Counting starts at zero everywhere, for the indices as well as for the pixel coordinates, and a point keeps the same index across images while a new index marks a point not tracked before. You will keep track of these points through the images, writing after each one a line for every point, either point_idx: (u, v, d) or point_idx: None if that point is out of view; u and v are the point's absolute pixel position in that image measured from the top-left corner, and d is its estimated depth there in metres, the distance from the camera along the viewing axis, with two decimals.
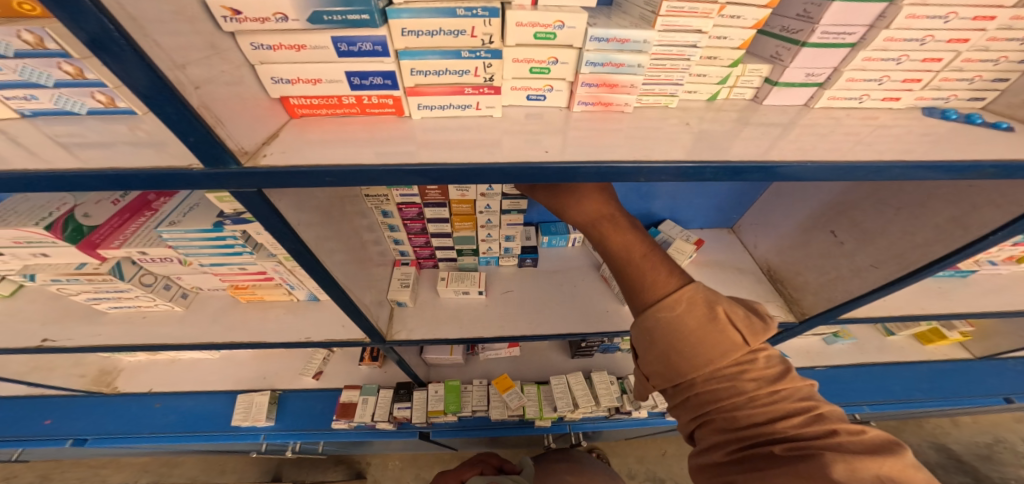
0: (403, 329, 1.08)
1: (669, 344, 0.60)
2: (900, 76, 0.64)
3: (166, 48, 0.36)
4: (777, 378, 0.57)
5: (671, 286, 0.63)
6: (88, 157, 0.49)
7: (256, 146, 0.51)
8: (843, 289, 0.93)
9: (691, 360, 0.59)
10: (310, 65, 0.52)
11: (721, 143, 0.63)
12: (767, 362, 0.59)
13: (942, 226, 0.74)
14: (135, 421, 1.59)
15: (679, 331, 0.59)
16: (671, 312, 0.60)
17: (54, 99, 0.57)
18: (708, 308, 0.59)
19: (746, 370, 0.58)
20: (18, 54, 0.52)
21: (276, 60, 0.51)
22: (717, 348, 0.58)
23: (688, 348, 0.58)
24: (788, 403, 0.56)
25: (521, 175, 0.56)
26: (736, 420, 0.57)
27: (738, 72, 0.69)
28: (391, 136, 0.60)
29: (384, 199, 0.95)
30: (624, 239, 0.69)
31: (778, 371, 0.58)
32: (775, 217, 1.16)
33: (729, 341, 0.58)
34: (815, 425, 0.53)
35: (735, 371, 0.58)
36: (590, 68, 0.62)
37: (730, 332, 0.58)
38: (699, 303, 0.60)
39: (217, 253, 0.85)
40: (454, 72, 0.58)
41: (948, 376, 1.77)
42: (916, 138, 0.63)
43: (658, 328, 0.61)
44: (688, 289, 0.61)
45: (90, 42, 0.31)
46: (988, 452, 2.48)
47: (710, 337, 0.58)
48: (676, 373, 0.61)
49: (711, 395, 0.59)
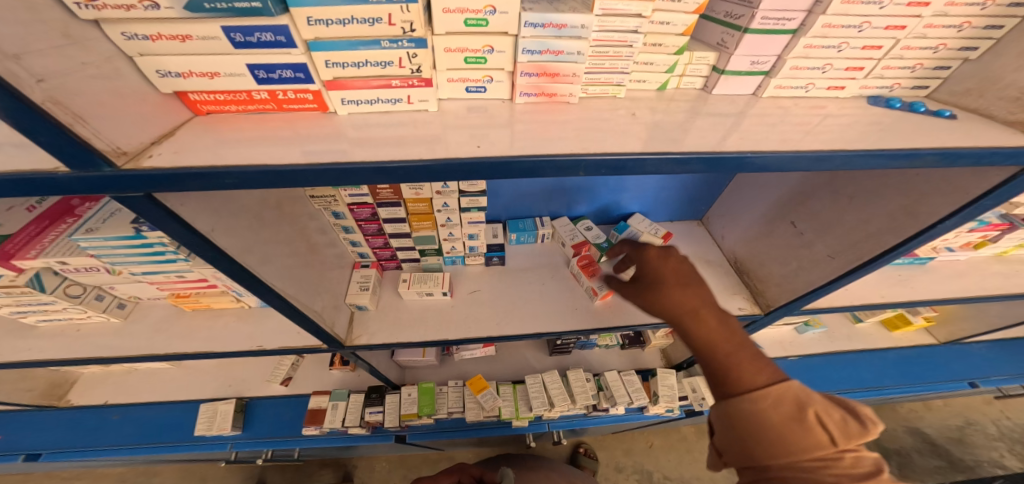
0: (363, 333, 1.04)
1: (746, 438, 0.51)
2: (843, 64, 0.63)
3: None
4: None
5: (753, 377, 0.53)
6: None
7: (140, 146, 0.47)
8: (804, 280, 0.91)
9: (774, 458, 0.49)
10: (203, 58, 0.49)
11: (675, 134, 0.60)
12: (861, 466, 0.46)
13: (893, 215, 0.74)
14: (92, 434, 1.52)
15: (761, 426, 0.50)
16: (753, 404, 0.50)
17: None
18: (793, 404, 0.49)
19: (833, 471, 0.46)
20: None
21: (160, 52, 0.47)
22: (807, 451, 0.47)
23: (766, 444, 0.49)
24: None
25: (448, 172, 0.53)
26: None
27: (686, 60, 0.66)
28: (312, 132, 0.56)
29: (332, 200, 0.89)
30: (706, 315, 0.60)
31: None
32: (740, 209, 1.15)
33: (816, 439, 0.47)
34: None
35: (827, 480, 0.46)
36: (527, 57, 0.59)
37: (821, 434, 0.47)
38: (786, 400, 0.49)
39: (148, 261, 0.80)
40: (377, 63, 0.54)
41: (917, 362, 1.80)
42: (863, 126, 0.61)
43: (732, 417, 0.52)
44: (772, 383, 0.51)
45: None
46: (960, 435, 2.55)
47: (799, 441, 0.47)
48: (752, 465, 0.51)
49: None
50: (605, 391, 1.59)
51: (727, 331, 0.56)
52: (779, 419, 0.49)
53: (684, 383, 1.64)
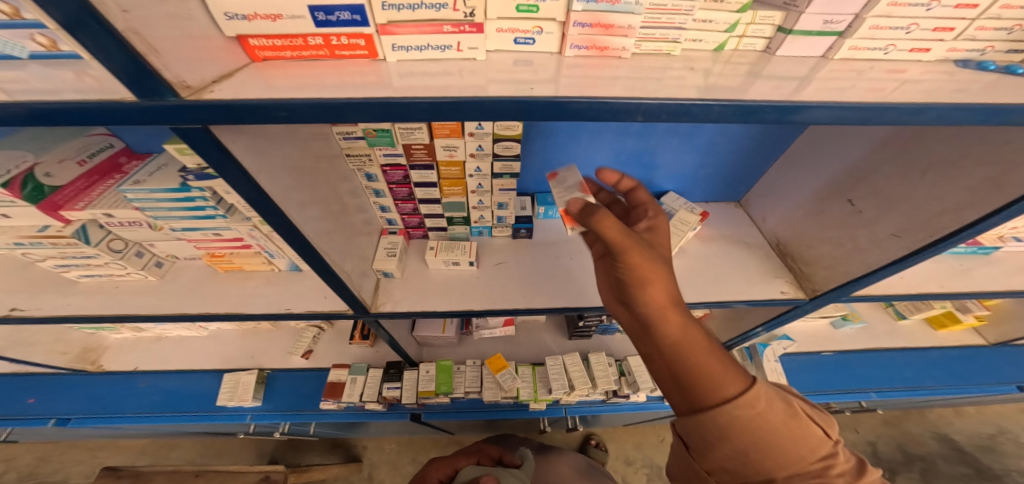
0: (388, 300, 1.04)
1: (759, 445, 0.53)
2: (931, 25, 0.58)
3: None
4: (860, 471, 0.53)
5: (741, 380, 0.57)
6: (17, 97, 0.43)
7: (204, 83, 0.46)
8: (859, 262, 0.88)
9: (778, 460, 0.53)
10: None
11: (739, 91, 0.56)
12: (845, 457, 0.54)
13: (973, 188, 0.69)
14: (119, 401, 1.56)
15: (762, 433, 0.54)
16: (750, 411, 0.54)
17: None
18: (785, 405, 0.55)
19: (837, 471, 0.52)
20: None
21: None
22: (801, 448, 0.53)
23: (775, 450, 0.53)
24: None
25: (505, 109, 0.51)
26: None
27: (748, 19, 0.62)
28: (364, 79, 0.55)
29: (367, 159, 0.88)
30: (680, 324, 0.62)
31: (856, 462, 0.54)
32: (788, 188, 1.10)
33: (809, 440, 0.54)
34: None
35: (820, 468, 0.53)
36: (582, 6, 0.56)
37: (810, 428, 0.55)
38: (778, 400, 0.56)
39: (188, 217, 0.81)
40: (430, 5, 0.53)
41: (955, 364, 1.73)
42: (950, 91, 0.57)
43: (735, 430, 0.54)
44: (761, 387, 0.56)
45: None
46: (991, 443, 2.46)
47: (796, 437, 0.54)
48: (760, 472, 0.54)
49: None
50: (626, 377, 1.55)
51: (701, 336, 0.61)
52: (776, 419, 0.54)
53: None
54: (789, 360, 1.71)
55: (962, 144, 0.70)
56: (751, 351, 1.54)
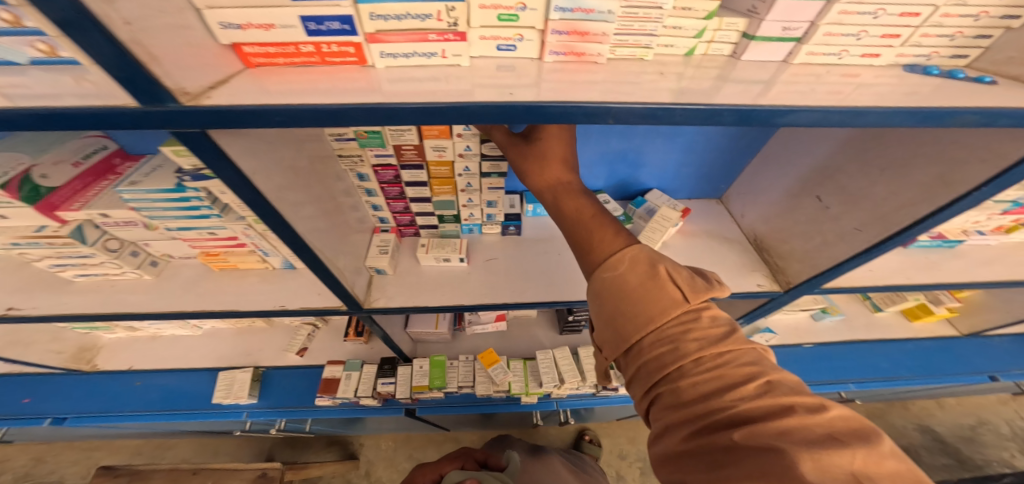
0: (381, 296, 1.07)
1: (613, 304, 0.55)
2: (879, 31, 0.63)
3: None
4: (723, 339, 0.51)
5: (616, 246, 0.60)
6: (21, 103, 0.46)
7: (202, 89, 0.49)
8: (827, 256, 0.93)
9: (634, 322, 0.53)
10: (259, 10, 0.51)
11: (705, 96, 0.60)
12: (713, 321, 0.52)
13: (926, 185, 0.73)
14: (115, 399, 1.58)
15: (621, 292, 0.55)
16: (615, 273, 0.56)
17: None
18: (650, 267, 0.55)
19: (694, 335, 0.51)
20: None
21: (223, 4, 0.49)
22: (659, 309, 0.52)
23: (632, 307, 0.54)
24: (733, 369, 0.48)
25: (485, 115, 0.54)
26: (681, 391, 0.49)
27: (715, 26, 0.66)
28: (353, 84, 0.58)
29: (358, 160, 0.91)
30: (577, 202, 0.67)
31: (724, 330, 0.52)
32: (763, 186, 1.16)
33: (668, 299, 0.53)
34: (765, 396, 0.45)
35: (678, 331, 0.52)
36: (559, 15, 0.60)
37: (670, 289, 0.53)
38: (642, 262, 0.56)
39: (183, 216, 0.83)
40: (416, 16, 0.56)
41: (930, 355, 1.81)
42: (901, 95, 0.61)
43: (603, 291, 0.57)
44: (631, 249, 0.58)
45: None
46: (971, 434, 2.55)
47: (654, 299, 0.53)
48: (621, 337, 0.54)
49: (657, 362, 0.51)
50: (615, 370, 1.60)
51: (592, 214, 0.65)
52: (636, 280, 0.55)
53: None
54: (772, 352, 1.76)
55: (916, 143, 0.75)
56: None
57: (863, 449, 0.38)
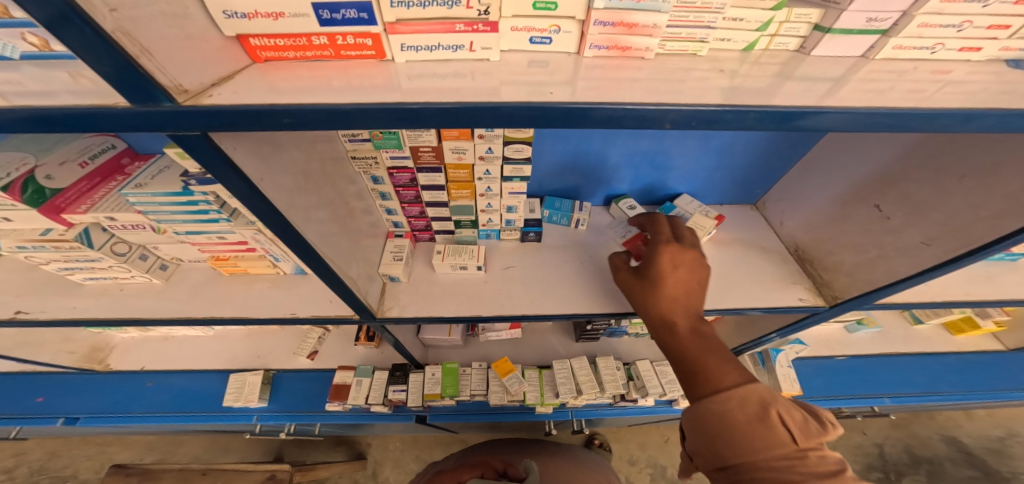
0: (394, 306, 1.02)
1: (719, 431, 0.61)
2: (985, 22, 0.54)
3: None
4: (832, 476, 0.55)
5: (731, 379, 0.64)
6: (12, 101, 0.41)
7: (201, 86, 0.44)
8: (886, 270, 0.85)
9: (738, 448, 0.59)
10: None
11: (770, 95, 0.53)
12: (821, 460, 0.56)
13: (1013, 197, 0.65)
14: (126, 400, 1.56)
15: (726, 422, 0.61)
16: (722, 406, 0.62)
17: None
18: (760, 407, 0.60)
19: (801, 469, 0.55)
20: None
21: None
22: (768, 447, 0.57)
23: (738, 440, 0.59)
24: None
25: (520, 116, 0.47)
26: None
27: (782, 17, 0.59)
28: (373, 81, 0.52)
29: (373, 163, 0.86)
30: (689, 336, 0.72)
31: (834, 469, 0.55)
32: (809, 192, 1.07)
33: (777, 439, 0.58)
34: None
35: (784, 466, 0.56)
36: (605, 3, 0.53)
37: (779, 431, 0.58)
38: (752, 401, 0.61)
39: (192, 220, 0.79)
40: (442, 2, 0.49)
41: (972, 370, 1.68)
42: (997, 94, 0.53)
43: (710, 418, 0.62)
44: (745, 389, 0.62)
45: None
46: (999, 446, 2.38)
47: (766, 436, 0.58)
48: (722, 456, 0.61)
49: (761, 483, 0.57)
50: (634, 382, 1.52)
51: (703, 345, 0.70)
52: (744, 418, 0.60)
53: None
54: (800, 364, 1.67)
55: (1000, 149, 0.66)
56: (762, 356, 1.50)
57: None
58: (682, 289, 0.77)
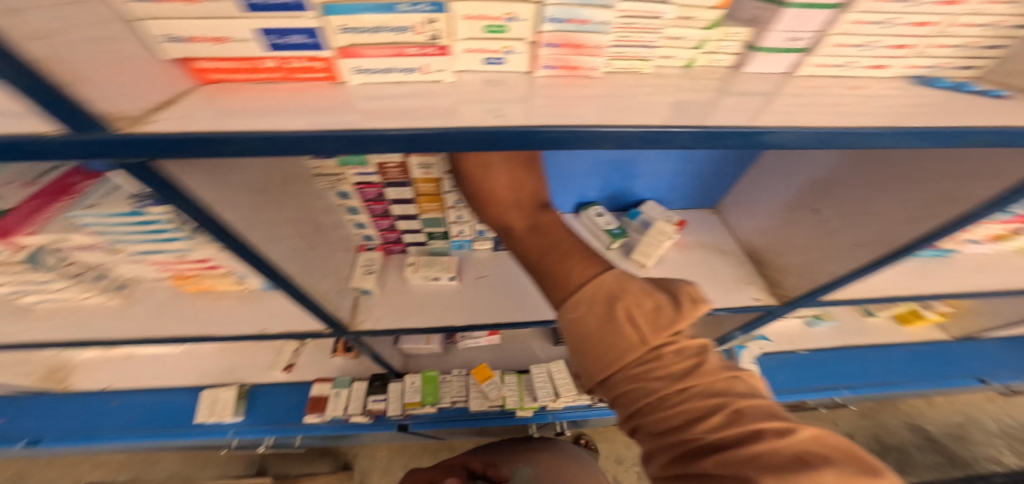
0: (368, 318, 1.02)
1: (576, 345, 0.52)
2: (889, 42, 0.59)
3: None
4: (688, 373, 0.48)
5: (585, 276, 0.55)
6: None
7: (140, 112, 0.43)
8: (828, 270, 0.91)
9: (594, 361, 0.51)
10: (214, 21, 0.45)
11: (711, 111, 0.57)
12: (676, 356, 0.49)
13: (930, 201, 0.71)
14: (91, 419, 1.51)
15: (580, 333, 0.52)
16: (573, 313, 0.53)
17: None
18: (607, 305, 0.51)
19: (657, 373, 0.49)
20: None
21: (166, 15, 0.43)
22: (620, 353, 0.49)
23: (593, 353, 0.50)
24: (698, 402, 0.47)
25: (471, 142, 0.49)
26: (656, 423, 0.48)
27: (717, 36, 0.62)
28: (326, 104, 0.52)
29: (338, 179, 0.86)
30: (535, 243, 0.62)
31: (691, 365, 0.49)
32: (758, 197, 1.13)
33: (626, 339, 0.49)
34: (734, 426, 0.44)
35: (640, 370, 0.49)
36: (551, 26, 0.55)
37: (626, 331, 0.49)
38: (598, 297, 0.52)
39: (149, 240, 0.77)
40: (391, 28, 0.50)
41: (924, 359, 1.79)
42: (905, 108, 0.57)
43: (564, 332, 0.54)
44: (592, 284, 0.53)
45: None
46: (961, 432, 2.49)
47: (612, 342, 0.49)
48: (588, 375, 0.53)
49: (626, 397, 0.50)
50: None
51: (546, 245, 0.61)
52: (593, 321, 0.51)
53: None
54: (766, 359, 1.74)
55: (916, 157, 0.72)
56: (729, 353, 1.56)
57: (827, 467, 0.38)
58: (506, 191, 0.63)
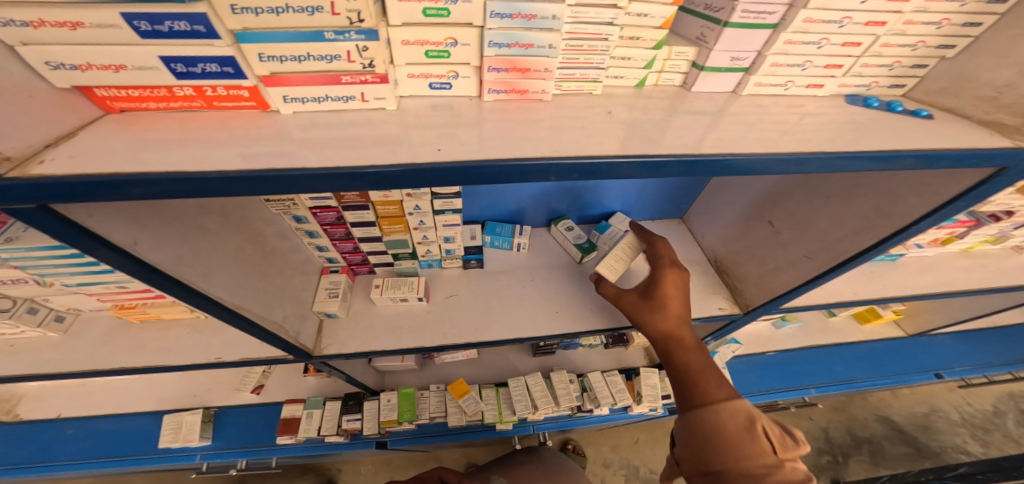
0: (333, 342, 0.99)
1: (708, 438, 0.72)
2: (822, 62, 0.59)
3: None
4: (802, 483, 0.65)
5: (721, 395, 0.74)
6: None
7: (20, 151, 0.38)
8: (781, 281, 0.92)
9: (722, 455, 0.70)
10: (99, 49, 0.40)
11: (653, 135, 0.56)
12: (793, 471, 0.66)
13: (867, 215, 0.75)
14: (44, 450, 1.42)
15: (718, 432, 0.71)
16: (715, 415, 0.72)
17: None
18: (748, 420, 0.70)
19: (775, 475, 0.65)
20: None
21: (47, 41, 0.38)
22: (751, 456, 0.68)
23: (727, 447, 0.70)
24: None
25: (406, 178, 0.48)
26: None
27: (664, 55, 0.61)
28: (254, 133, 0.50)
29: (291, 205, 0.82)
30: (688, 354, 0.80)
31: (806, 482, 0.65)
32: (717, 208, 1.15)
33: (759, 448, 0.68)
34: None
35: (762, 473, 0.66)
36: (494, 50, 0.54)
37: (761, 441, 0.68)
38: (741, 415, 0.71)
39: (84, 272, 0.72)
40: (319, 57, 0.47)
41: (886, 356, 1.84)
42: (839, 126, 0.58)
43: (702, 428, 0.73)
44: (735, 402, 0.72)
45: None
46: (926, 422, 2.58)
47: (745, 447, 0.68)
48: (707, 461, 0.71)
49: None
50: (589, 393, 1.57)
51: (701, 359, 0.79)
52: (734, 428, 0.70)
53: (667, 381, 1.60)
54: (738, 362, 1.76)
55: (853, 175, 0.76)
56: None
57: None
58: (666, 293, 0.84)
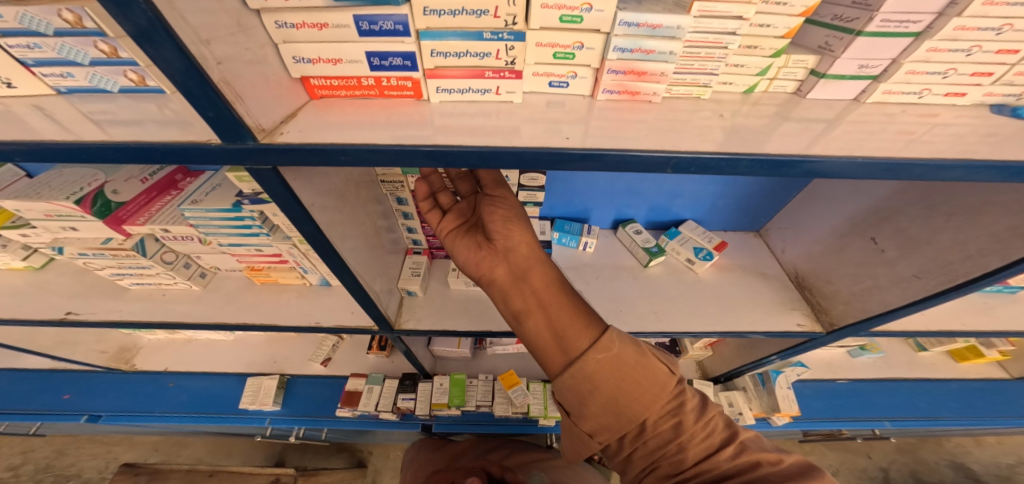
0: (411, 318, 1.07)
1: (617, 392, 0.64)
2: (968, 70, 0.60)
3: (192, 23, 0.38)
4: (704, 408, 0.65)
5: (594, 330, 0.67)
6: (111, 134, 0.50)
7: (275, 124, 0.53)
8: (878, 300, 0.91)
9: (635, 404, 0.64)
10: (331, 46, 0.53)
11: (757, 137, 0.59)
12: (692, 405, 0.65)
13: (1002, 235, 0.71)
14: (146, 399, 1.62)
15: (622, 374, 0.64)
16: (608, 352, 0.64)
17: (56, 48, 0.55)
18: (635, 346, 0.66)
19: (686, 408, 0.64)
20: (93, 63, 0.57)
21: (299, 40, 0.52)
22: (655, 388, 0.64)
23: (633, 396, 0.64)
24: (716, 434, 0.63)
25: (541, 160, 0.55)
26: (684, 459, 0.61)
27: (780, 63, 0.65)
28: (408, 118, 0.58)
29: (400, 185, 0.93)
30: (540, 274, 0.74)
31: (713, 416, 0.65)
32: (809, 222, 1.14)
33: (660, 376, 0.66)
34: (740, 457, 0.59)
35: (676, 405, 0.65)
36: (617, 54, 0.59)
37: (659, 366, 0.66)
38: (628, 345, 0.66)
39: (234, 234, 0.85)
40: (475, 54, 0.57)
41: (974, 397, 1.69)
42: (978, 139, 0.58)
43: (599, 372, 0.64)
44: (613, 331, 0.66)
45: (137, 32, 0.34)
46: (1010, 473, 2.32)
47: (648, 375, 0.65)
48: (624, 421, 0.64)
49: (659, 438, 0.63)
50: None
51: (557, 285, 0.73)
52: (634, 360, 0.65)
53: (721, 396, 1.57)
54: (802, 385, 1.69)
55: (986, 192, 0.74)
56: (762, 376, 1.53)
57: None
58: (502, 217, 0.76)
